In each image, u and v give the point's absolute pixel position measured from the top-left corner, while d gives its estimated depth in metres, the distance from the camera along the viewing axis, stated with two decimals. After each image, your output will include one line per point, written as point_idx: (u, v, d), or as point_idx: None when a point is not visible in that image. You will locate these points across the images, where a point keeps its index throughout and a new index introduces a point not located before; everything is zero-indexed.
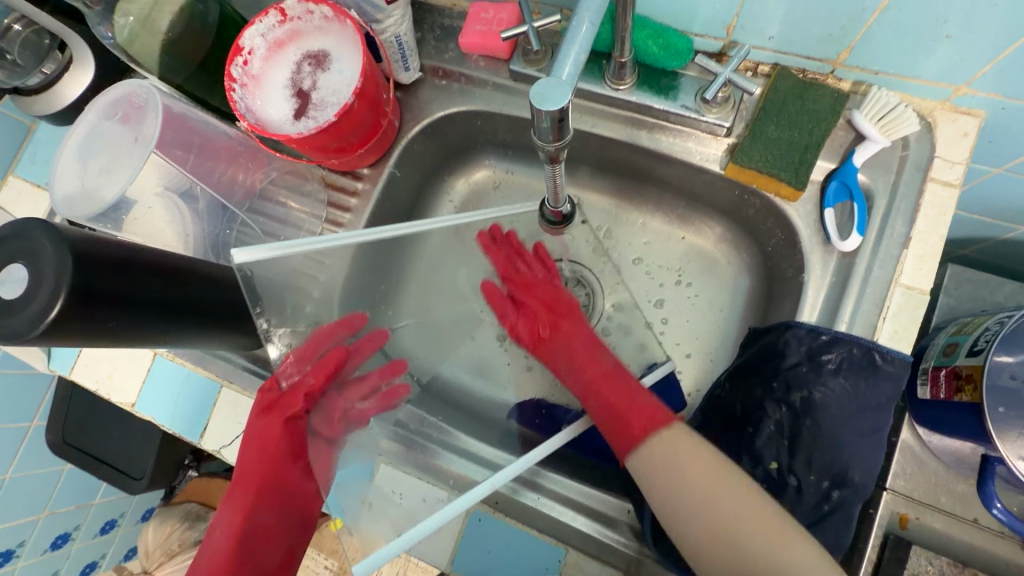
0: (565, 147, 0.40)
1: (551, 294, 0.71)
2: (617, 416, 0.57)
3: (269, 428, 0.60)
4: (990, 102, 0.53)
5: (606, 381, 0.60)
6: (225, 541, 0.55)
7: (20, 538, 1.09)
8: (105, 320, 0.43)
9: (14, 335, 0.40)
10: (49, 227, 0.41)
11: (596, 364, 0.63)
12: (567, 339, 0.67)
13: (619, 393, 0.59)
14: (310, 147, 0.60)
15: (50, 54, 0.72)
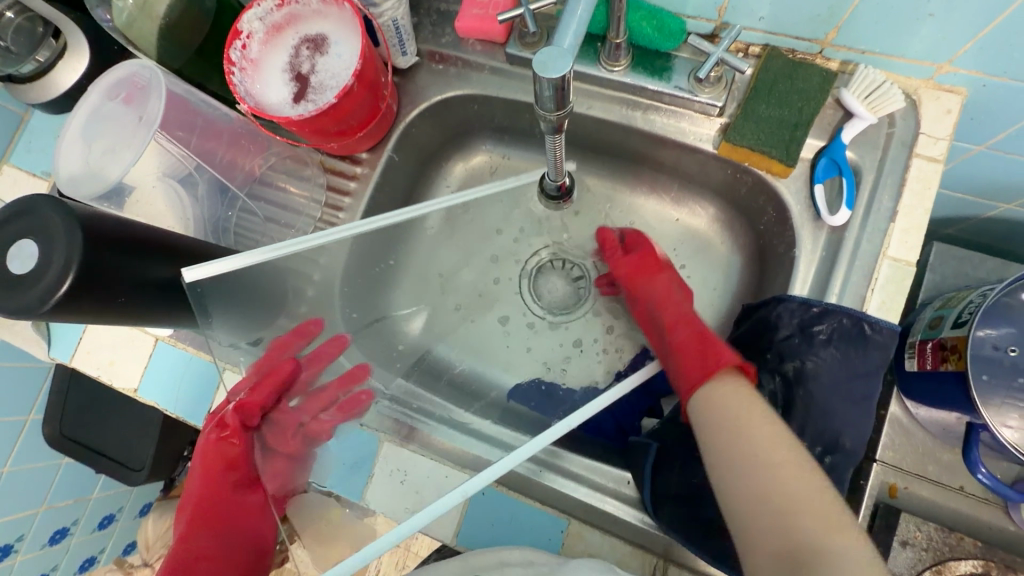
0: (567, 115, 0.42)
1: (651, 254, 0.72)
2: (693, 357, 0.59)
3: (214, 453, 0.58)
4: (971, 79, 0.55)
5: (690, 328, 0.63)
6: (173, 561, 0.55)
7: (19, 532, 1.09)
8: (113, 297, 0.43)
9: (24, 310, 0.40)
10: (59, 204, 0.42)
11: (676, 310, 0.66)
12: (656, 290, 0.69)
13: (698, 338, 0.61)
14: (310, 130, 0.61)
15: (45, 42, 0.71)
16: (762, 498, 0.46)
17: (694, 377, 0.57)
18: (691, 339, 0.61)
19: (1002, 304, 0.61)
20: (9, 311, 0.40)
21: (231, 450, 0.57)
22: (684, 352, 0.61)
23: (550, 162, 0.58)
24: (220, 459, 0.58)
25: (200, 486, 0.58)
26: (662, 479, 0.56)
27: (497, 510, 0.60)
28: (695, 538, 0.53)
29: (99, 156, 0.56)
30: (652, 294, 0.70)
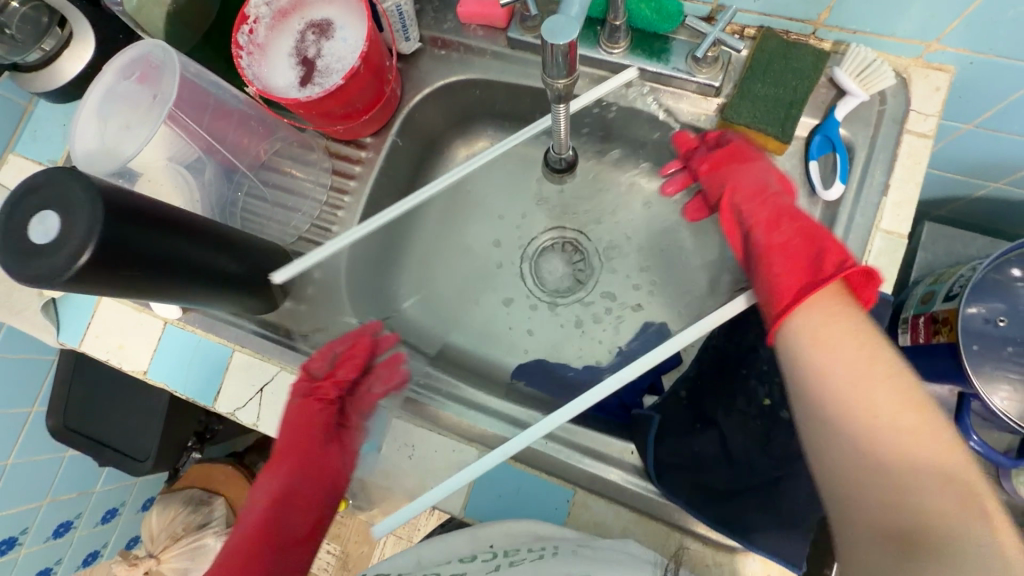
0: (572, 83, 0.44)
1: (737, 147, 0.62)
2: (798, 263, 0.53)
3: (306, 412, 0.61)
4: (959, 57, 0.57)
5: (788, 225, 0.56)
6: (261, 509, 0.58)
7: (23, 525, 1.09)
8: (126, 272, 0.44)
9: (41, 278, 0.41)
10: (80, 179, 0.42)
11: (773, 206, 0.57)
12: (745, 183, 0.60)
13: (803, 242, 0.54)
14: (317, 113, 0.62)
15: (50, 30, 0.71)
16: (872, 470, 0.45)
17: (800, 286, 0.51)
18: (792, 242, 0.54)
19: (991, 280, 0.63)
20: (31, 278, 0.41)
21: (319, 415, 0.61)
22: (784, 257, 0.54)
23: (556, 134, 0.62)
24: (314, 418, 0.61)
25: (287, 441, 0.60)
26: (664, 449, 0.58)
27: (504, 482, 0.61)
28: (698, 503, 0.55)
29: (115, 135, 0.57)
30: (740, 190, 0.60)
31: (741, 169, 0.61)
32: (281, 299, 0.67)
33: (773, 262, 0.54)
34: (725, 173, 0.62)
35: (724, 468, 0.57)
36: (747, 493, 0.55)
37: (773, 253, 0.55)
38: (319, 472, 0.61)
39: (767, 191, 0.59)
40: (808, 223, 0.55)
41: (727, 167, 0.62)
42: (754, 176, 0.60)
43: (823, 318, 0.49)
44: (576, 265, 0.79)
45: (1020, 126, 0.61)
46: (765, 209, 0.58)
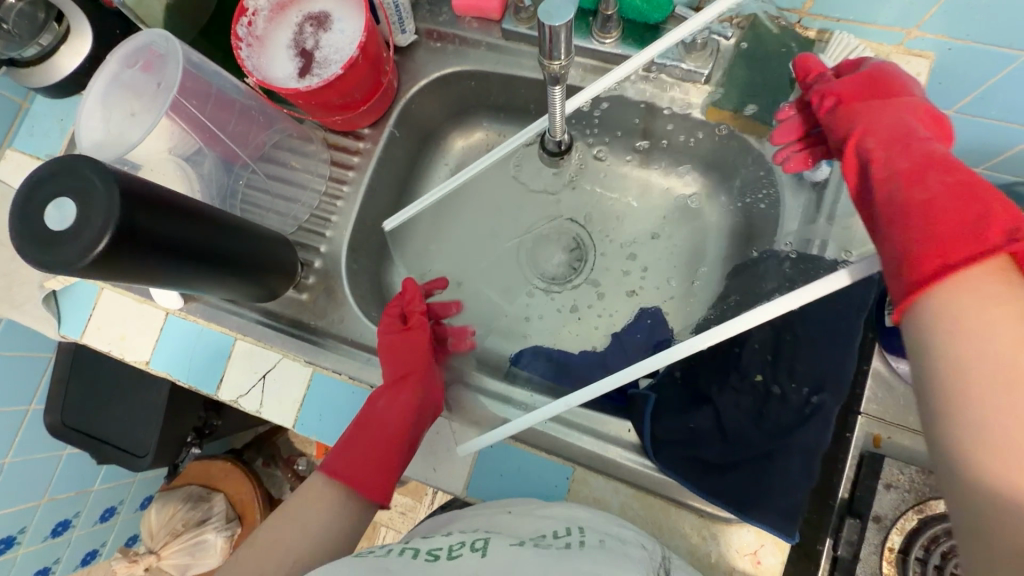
0: (567, 66, 0.46)
1: (863, 83, 0.52)
2: (942, 228, 0.35)
3: (412, 338, 0.68)
4: (938, 43, 0.59)
5: (936, 177, 0.38)
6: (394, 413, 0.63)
7: (21, 524, 1.08)
8: (144, 258, 0.44)
9: (62, 265, 0.40)
10: (96, 165, 0.41)
11: (910, 150, 0.42)
12: (876, 122, 0.47)
13: (955, 200, 0.36)
14: (316, 103, 0.64)
15: (47, 26, 0.71)
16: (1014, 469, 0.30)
17: (935, 258, 0.34)
18: (937, 201, 0.37)
19: None
20: (46, 266, 0.40)
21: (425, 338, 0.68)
22: (915, 219, 0.37)
23: (551, 121, 0.64)
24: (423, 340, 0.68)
25: (399, 360, 0.66)
26: (660, 426, 0.60)
27: (505, 461, 0.63)
28: (693, 476, 0.57)
29: (119, 123, 0.57)
30: (868, 126, 0.47)
31: (869, 110, 0.49)
32: (284, 289, 0.68)
33: (899, 227, 0.38)
34: (846, 116, 0.50)
35: (718, 442, 0.59)
36: (740, 465, 0.57)
37: (898, 214, 0.39)
38: (427, 388, 0.67)
39: (909, 136, 0.43)
40: (969, 176, 0.37)
41: (855, 103, 0.50)
42: (884, 120, 0.47)
43: (979, 314, 0.32)
44: (572, 253, 0.80)
45: (998, 111, 0.64)
46: (900, 157, 0.42)
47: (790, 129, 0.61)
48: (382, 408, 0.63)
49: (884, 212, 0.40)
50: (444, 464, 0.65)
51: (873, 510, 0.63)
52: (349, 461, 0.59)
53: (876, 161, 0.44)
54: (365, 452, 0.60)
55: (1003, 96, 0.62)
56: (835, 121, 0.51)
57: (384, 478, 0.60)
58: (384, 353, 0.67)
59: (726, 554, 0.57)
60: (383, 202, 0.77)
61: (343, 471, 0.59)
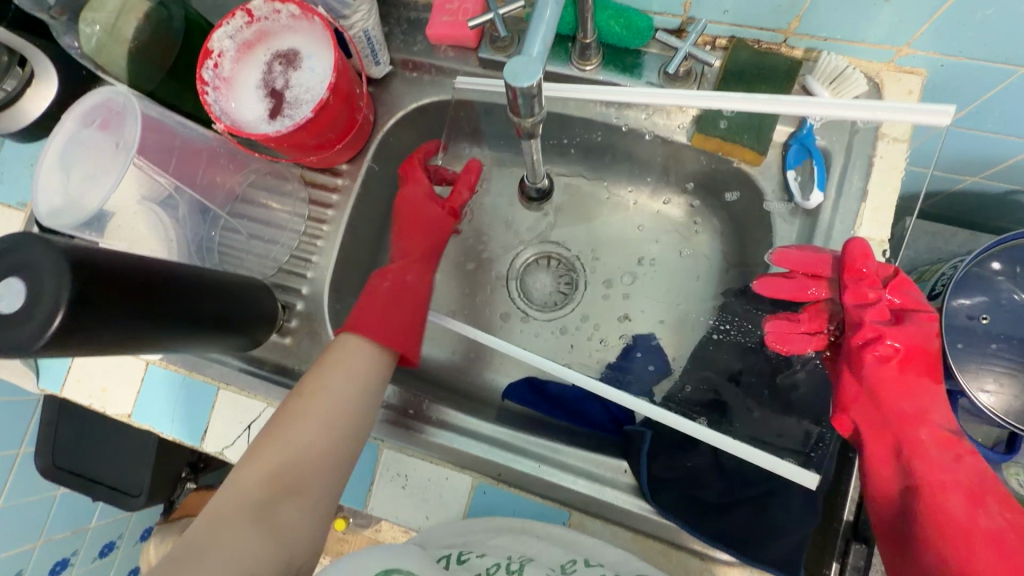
0: (539, 120, 0.45)
1: (926, 348, 0.53)
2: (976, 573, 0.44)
3: (428, 211, 0.72)
4: (929, 60, 0.56)
5: (984, 515, 0.47)
6: (400, 288, 0.67)
7: (17, 567, 1.06)
8: (105, 330, 0.42)
9: (17, 348, 0.38)
10: (48, 241, 0.39)
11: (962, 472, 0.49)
12: (916, 407, 0.52)
13: (999, 561, 0.44)
14: (289, 146, 0.61)
15: (11, 70, 0.67)
16: None
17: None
18: (984, 549, 0.45)
19: (974, 274, 0.69)
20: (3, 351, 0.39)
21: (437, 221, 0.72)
22: (959, 553, 0.45)
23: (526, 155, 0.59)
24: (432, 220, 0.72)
25: (415, 232, 0.72)
26: (658, 465, 0.59)
27: (499, 507, 0.61)
28: (693, 519, 0.56)
29: (81, 184, 0.55)
30: (913, 410, 0.52)
31: (907, 388, 0.53)
32: (267, 335, 0.66)
33: (941, 547, 0.46)
34: (895, 384, 0.53)
35: (718, 480, 0.57)
36: (739, 505, 0.56)
37: (947, 538, 0.46)
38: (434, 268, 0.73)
39: (962, 450, 0.50)
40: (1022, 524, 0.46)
41: (907, 368, 0.53)
42: (935, 416, 0.52)
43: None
44: (562, 279, 0.78)
45: (994, 125, 0.62)
46: (940, 472, 0.49)
47: (784, 284, 0.60)
48: (407, 278, 0.68)
49: (925, 521, 0.48)
50: (434, 511, 0.62)
51: None
52: (371, 318, 0.62)
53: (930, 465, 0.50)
54: (381, 308, 0.64)
55: (999, 109, 0.59)
56: (878, 369, 0.53)
57: (404, 334, 0.64)
58: (406, 218, 0.72)
59: None
60: (367, 238, 0.75)
61: (365, 325, 0.62)
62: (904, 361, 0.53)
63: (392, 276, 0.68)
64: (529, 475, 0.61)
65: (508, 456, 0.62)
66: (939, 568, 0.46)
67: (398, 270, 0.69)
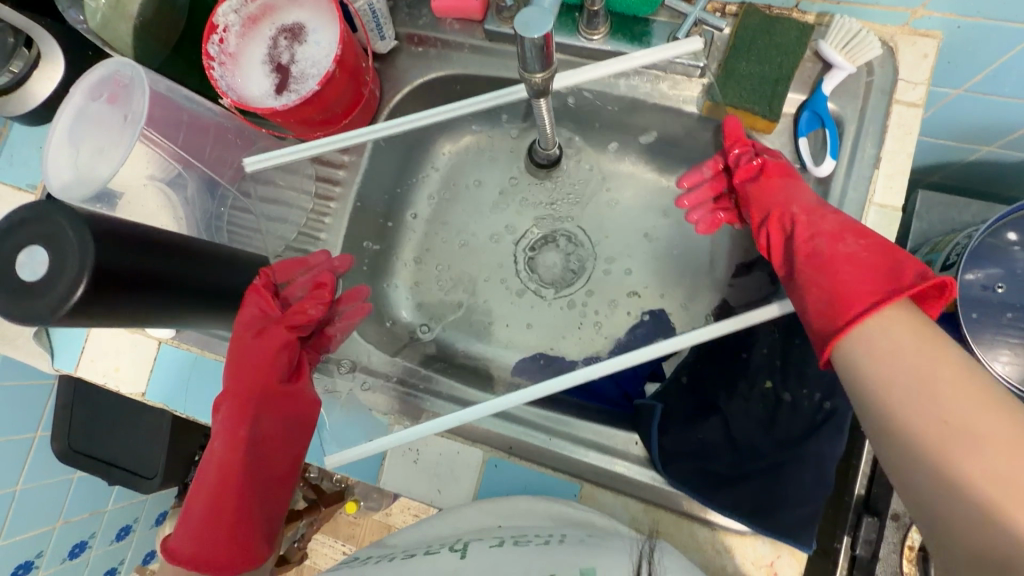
0: (552, 75, 0.45)
1: (783, 160, 0.60)
2: (849, 285, 0.47)
3: (254, 349, 0.63)
4: (946, 22, 0.55)
5: (853, 239, 0.50)
6: (234, 449, 0.59)
7: (38, 548, 1.09)
8: (123, 304, 0.42)
9: (36, 317, 0.39)
10: (68, 208, 0.40)
11: (831, 218, 0.53)
12: (781, 197, 0.57)
13: (855, 271, 0.48)
14: (296, 121, 0.62)
15: (17, 51, 0.66)
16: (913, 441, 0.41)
17: (868, 301, 0.45)
18: (842, 267, 0.48)
19: (989, 245, 0.68)
20: (25, 320, 0.39)
21: (280, 354, 0.63)
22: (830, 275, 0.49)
23: (537, 117, 0.59)
24: (274, 354, 0.63)
25: (238, 380, 0.62)
26: (669, 437, 0.59)
27: (510, 479, 0.61)
28: (705, 490, 0.56)
29: (89, 156, 0.55)
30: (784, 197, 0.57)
31: (774, 187, 0.58)
32: None
33: (817, 281, 0.50)
34: (765, 189, 0.59)
35: (729, 454, 0.57)
36: (752, 477, 0.55)
37: (815, 274, 0.50)
38: (270, 411, 0.63)
39: (825, 209, 0.54)
40: (878, 239, 0.49)
41: (771, 174, 0.59)
42: (801, 195, 0.56)
43: (879, 337, 0.44)
44: (571, 256, 0.78)
45: (1012, 89, 0.60)
46: (806, 231, 0.53)
47: (698, 197, 0.70)
48: (222, 445, 0.60)
49: (802, 272, 0.52)
50: (446, 485, 0.62)
51: (891, 508, 0.63)
52: (193, 528, 0.57)
53: (803, 225, 0.54)
54: (211, 506, 0.58)
55: (1018, 73, 0.58)
56: (753, 192, 0.60)
57: (232, 540, 0.58)
58: (232, 364, 0.63)
59: (742, 567, 0.56)
60: (374, 215, 0.75)
61: (182, 547, 0.57)
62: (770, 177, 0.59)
63: (215, 453, 0.59)
64: (538, 447, 0.61)
65: (521, 430, 0.62)
66: (819, 299, 0.49)
67: (225, 434, 0.60)
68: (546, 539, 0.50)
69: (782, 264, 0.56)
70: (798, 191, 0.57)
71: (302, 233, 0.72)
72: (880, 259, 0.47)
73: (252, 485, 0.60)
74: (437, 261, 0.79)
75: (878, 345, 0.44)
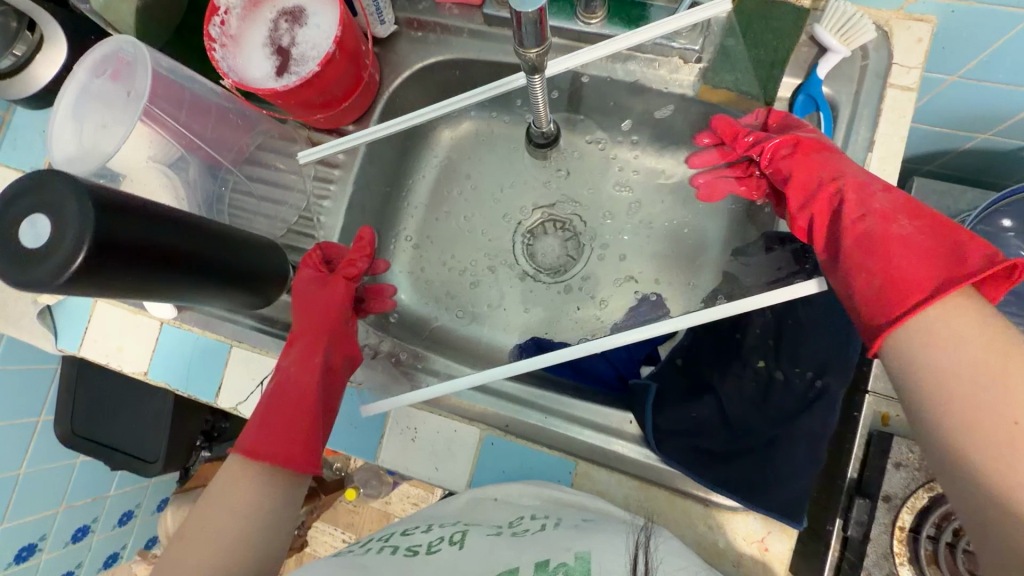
0: (545, 51, 0.46)
1: (817, 136, 0.57)
2: (899, 269, 0.44)
3: (327, 292, 0.66)
4: (940, 6, 0.56)
5: (907, 220, 0.47)
6: (308, 372, 0.61)
7: (41, 531, 1.10)
8: (119, 275, 0.43)
9: (36, 284, 0.40)
10: (69, 179, 0.40)
11: (880, 197, 0.49)
12: (825, 173, 0.54)
13: (910, 256, 0.44)
14: (297, 103, 0.62)
15: (20, 36, 0.66)
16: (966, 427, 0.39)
17: (922, 287, 0.42)
18: (898, 251, 0.45)
19: (982, 231, 0.68)
20: (22, 286, 0.40)
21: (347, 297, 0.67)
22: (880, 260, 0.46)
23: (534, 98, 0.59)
24: (340, 296, 0.66)
25: (313, 318, 0.64)
26: (663, 417, 0.60)
27: (506, 456, 0.62)
28: (698, 467, 0.57)
29: (94, 132, 0.56)
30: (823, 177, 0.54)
31: (812, 164, 0.56)
32: (279, 295, 0.67)
33: (865, 264, 0.47)
34: (802, 167, 0.56)
35: (722, 432, 0.58)
36: (745, 453, 0.57)
37: (865, 257, 0.47)
38: (338, 348, 0.65)
39: (874, 186, 0.51)
40: (931, 218, 0.46)
41: (803, 149, 0.57)
42: (848, 169, 0.53)
43: (936, 320, 0.41)
44: (568, 240, 0.79)
45: (1006, 74, 0.60)
46: (854, 212, 0.50)
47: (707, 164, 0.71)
48: (295, 369, 0.62)
49: (848, 255, 0.48)
50: (444, 462, 0.63)
51: (883, 489, 0.64)
52: (269, 437, 0.57)
53: (851, 205, 0.51)
54: (285, 420, 0.58)
55: (1011, 58, 0.58)
56: (790, 170, 0.57)
57: (311, 443, 0.58)
58: (299, 303, 0.65)
59: (734, 542, 0.57)
60: (373, 200, 0.76)
61: (261, 448, 0.56)
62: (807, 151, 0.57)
63: (285, 374, 0.61)
64: (534, 425, 0.62)
65: (517, 408, 0.63)
66: (869, 284, 0.46)
67: (298, 361, 0.62)
68: (542, 527, 0.51)
69: (825, 245, 0.53)
70: (842, 167, 0.54)
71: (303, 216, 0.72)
72: (938, 241, 0.44)
73: (323, 408, 0.61)
74: (437, 246, 0.80)
75: (950, 353, 0.40)
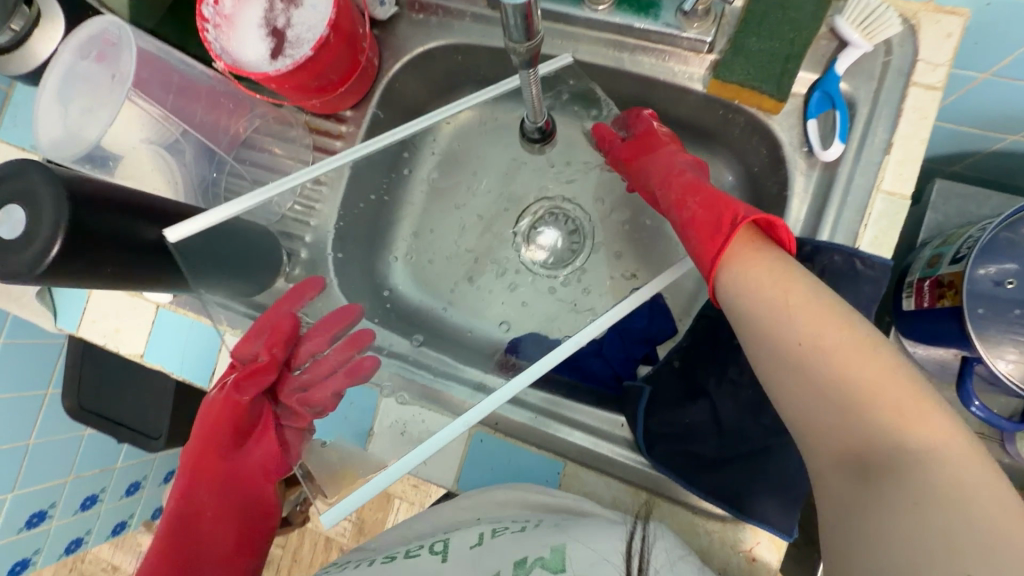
0: (539, 45, 0.44)
1: (646, 129, 0.68)
2: (710, 231, 0.55)
3: (212, 409, 0.67)
4: None
5: (693, 202, 0.59)
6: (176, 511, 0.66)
7: (51, 500, 1.13)
8: (97, 267, 0.42)
9: (15, 275, 0.39)
10: (46, 169, 0.40)
11: (677, 184, 0.62)
12: (650, 173, 0.68)
13: (700, 234, 0.55)
14: (292, 88, 0.60)
15: (18, 10, 0.60)
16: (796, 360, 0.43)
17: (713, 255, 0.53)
18: (693, 235, 0.56)
19: (1005, 240, 0.65)
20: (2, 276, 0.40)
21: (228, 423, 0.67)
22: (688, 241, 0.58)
23: (524, 90, 0.56)
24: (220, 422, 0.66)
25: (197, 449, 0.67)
26: (656, 420, 0.59)
27: (494, 455, 0.62)
28: (687, 473, 0.56)
29: (79, 115, 0.55)
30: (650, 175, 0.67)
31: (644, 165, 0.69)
32: (270, 282, 0.68)
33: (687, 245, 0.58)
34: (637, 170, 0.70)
35: (714, 437, 0.57)
36: (737, 460, 0.55)
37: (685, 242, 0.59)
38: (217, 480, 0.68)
39: (673, 174, 0.64)
40: (709, 197, 0.58)
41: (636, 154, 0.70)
42: (670, 162, 0.65)
43: (737, 274, 0.49)
44: (570, 233, 0.77)
45: None
46: (668, 206, 0.63)
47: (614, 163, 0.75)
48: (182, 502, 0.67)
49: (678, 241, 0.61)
50: (432, 457, 0.63)
51: None
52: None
53: (664, 201, 0.64)
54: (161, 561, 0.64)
55: None
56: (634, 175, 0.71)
57: None
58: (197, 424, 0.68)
59: (722, 550, 0.56)
60: None
61: None
62: (632, 159, 0.71)
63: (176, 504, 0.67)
64: (523, 424, 0.61)
65: (508, 407, 0.62)
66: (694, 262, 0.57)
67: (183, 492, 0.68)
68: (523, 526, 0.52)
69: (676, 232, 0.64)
70: (661, 161, 0.66)
71: (298, 202, 0.71)
72: (716, 212, 0.55)
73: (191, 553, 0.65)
74: (435, 236, 0.79)
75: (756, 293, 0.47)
